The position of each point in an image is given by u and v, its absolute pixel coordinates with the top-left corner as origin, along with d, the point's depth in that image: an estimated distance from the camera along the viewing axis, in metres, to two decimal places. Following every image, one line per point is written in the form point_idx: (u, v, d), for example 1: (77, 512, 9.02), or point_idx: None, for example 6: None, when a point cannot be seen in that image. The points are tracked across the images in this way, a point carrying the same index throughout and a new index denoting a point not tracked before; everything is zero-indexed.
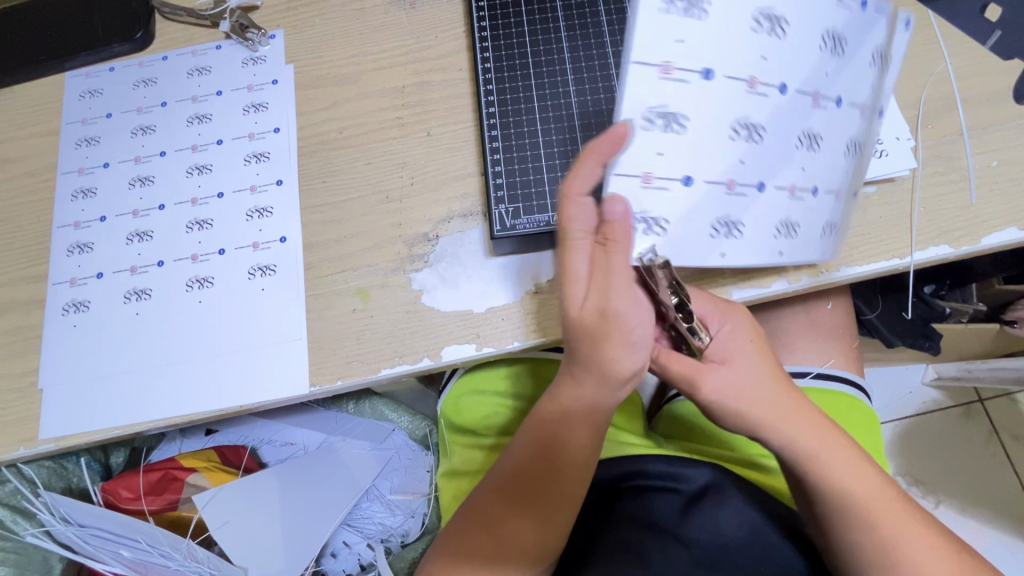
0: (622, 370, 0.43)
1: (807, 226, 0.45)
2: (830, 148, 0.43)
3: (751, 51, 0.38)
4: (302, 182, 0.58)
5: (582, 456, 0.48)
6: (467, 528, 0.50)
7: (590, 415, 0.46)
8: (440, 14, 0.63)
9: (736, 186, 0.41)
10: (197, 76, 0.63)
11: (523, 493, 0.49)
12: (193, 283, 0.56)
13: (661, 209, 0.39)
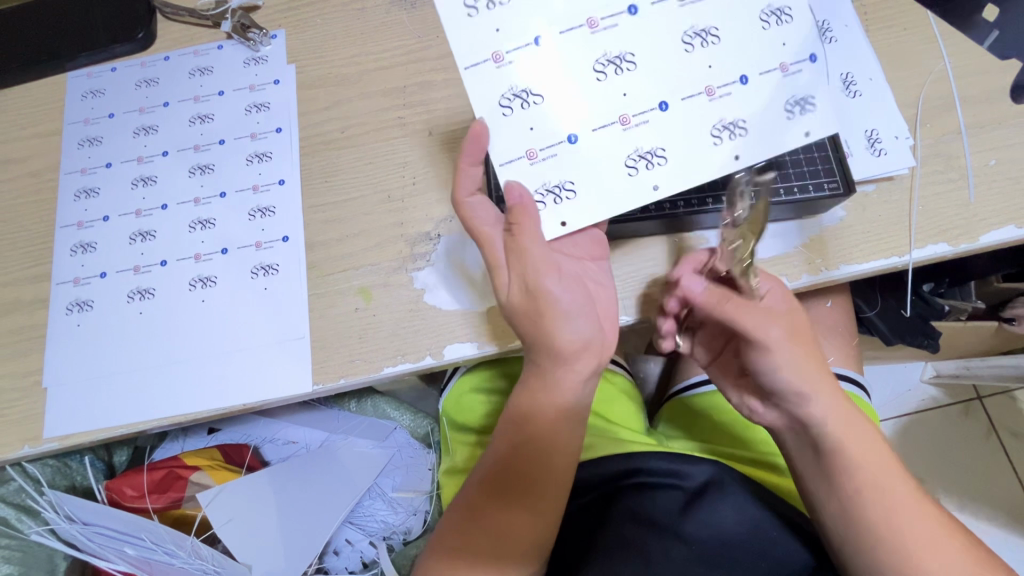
0: (565, 343, 0.47)
1: (758, 114, 0.44)
2: (729, 36, 0.43)
3: (574, 2, 0.43)
4: (305, 181, 0.59)
5: (560, 440, 0.50)
6: (459, 528, 0.50)
7: (555, 396, 0.48)
8: (441, 14, 0.63)
9: (631, 116, 0.44)
10: (199, 77, 0.64)
11: (511, 484, 0.49)
12: (196, 283, 0.56)
13: (556, 172, 0.44)
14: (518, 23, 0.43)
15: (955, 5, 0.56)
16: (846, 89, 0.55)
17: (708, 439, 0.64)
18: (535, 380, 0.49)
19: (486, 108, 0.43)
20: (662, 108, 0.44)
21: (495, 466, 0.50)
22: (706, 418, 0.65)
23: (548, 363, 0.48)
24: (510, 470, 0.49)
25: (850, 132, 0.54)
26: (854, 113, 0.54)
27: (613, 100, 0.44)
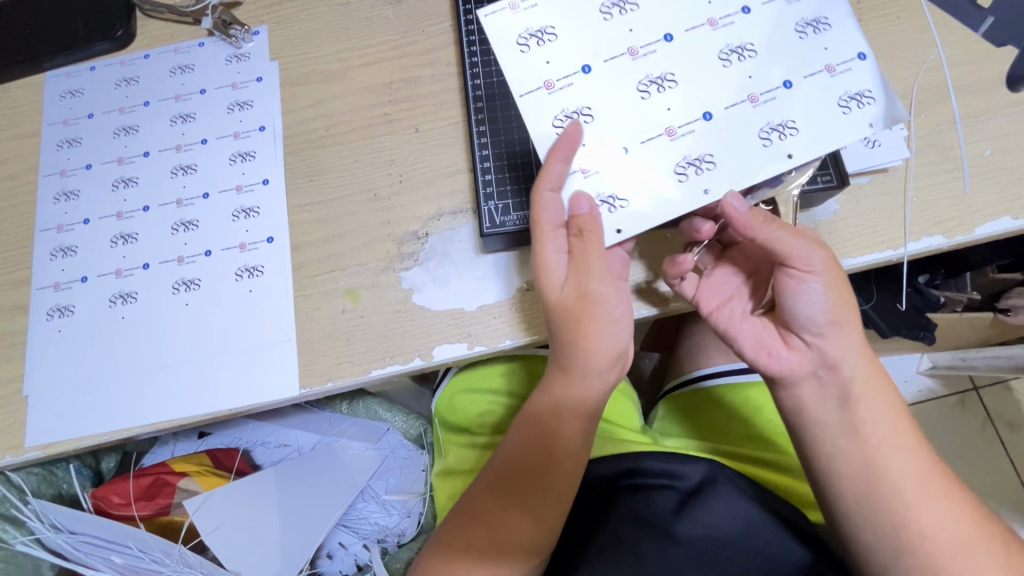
0: (602, 350, 0.46)
1: (811, 112, 0.43)
2: (767, 50, 0.45)
3: (613, 35, 0.45)
4: (290, 181, 0.57)
5: (574, 447, 0.49)
6: (465, 529, 0.48)
7: (582, 405, 0.47)
8: (426, 7, 0.62)
9: (677, 128, 0.44)
10: (180, 75, 0.62)
11: (522, 486, 0.48)
12: (179, 286, 0.55)
13: (610, 184, 0.45)
14: (567, 56, 0.45)
15: None
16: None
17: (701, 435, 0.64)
18: (561, 385, 0.47)
19: (542, 129, 0.45)
20: (706, 119, 0.44)
21: (510, 466, 0.49)
22: (699, 414, 0.65)
23: (577, 367, 0.46)
24: (525, 471, 0.48)
25: None
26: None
27: (657, 113, 0.44)
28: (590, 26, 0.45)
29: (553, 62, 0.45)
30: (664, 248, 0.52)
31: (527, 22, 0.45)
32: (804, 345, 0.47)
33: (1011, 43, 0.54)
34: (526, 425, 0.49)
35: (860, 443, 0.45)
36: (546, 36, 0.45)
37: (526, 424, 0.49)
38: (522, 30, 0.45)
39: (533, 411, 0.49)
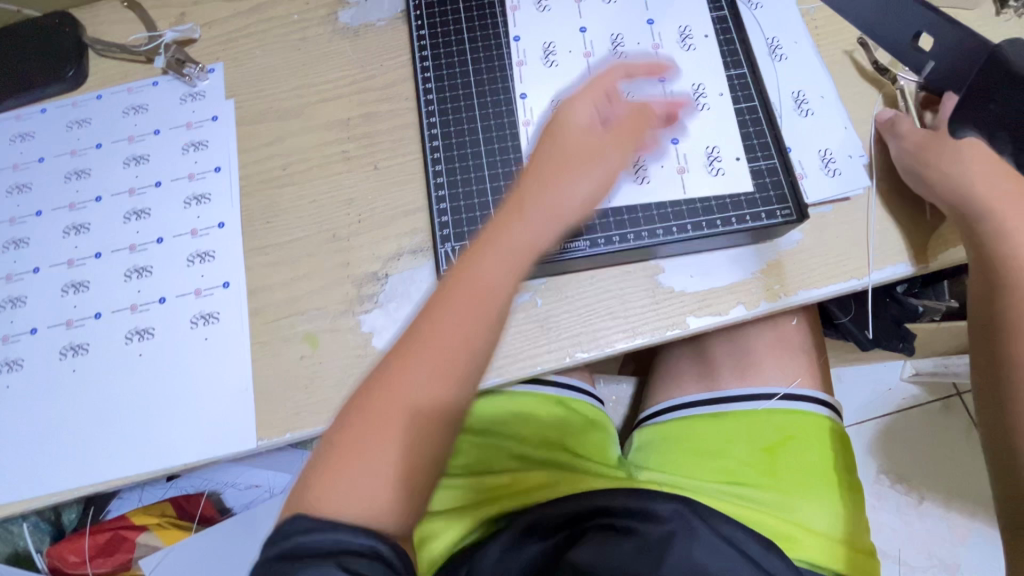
0: (561, 203, 0.46)
1: (682, 14, 0.56)
2: (619, 26, 0.57)
3: None
4: (245, 222, 0.56)
5: (494, 309, 0.44)
6: (382, 405, 0.41)
7: (513, 257, 0.44)
8: (385, 42, 0.61)
9: (670, 98, 0.54)
10: (133, 115, 0.61)
11: (432, 368, 0.42)
12: (132, 336, 0.53)
13: (697, 151, 0.52)
14: None
15: None
16: (798, 108, 0.54)
17: (694, 474, 0.61)
18: (494, 237, 0.45)
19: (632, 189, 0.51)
20: (664, 79, 0.54)
21: (416, 346, 0.43)
22: (675, 452, 0.63)
23: (499, 233, 0.45)
24: (438, 350, 0.42)
25: (803, 152, 0.53)
26: (813, 130, 0.54)
27: None
28: None
29: None
30: (626, 284, 0.51)
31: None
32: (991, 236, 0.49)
33: None
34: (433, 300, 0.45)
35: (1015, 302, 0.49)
36: None
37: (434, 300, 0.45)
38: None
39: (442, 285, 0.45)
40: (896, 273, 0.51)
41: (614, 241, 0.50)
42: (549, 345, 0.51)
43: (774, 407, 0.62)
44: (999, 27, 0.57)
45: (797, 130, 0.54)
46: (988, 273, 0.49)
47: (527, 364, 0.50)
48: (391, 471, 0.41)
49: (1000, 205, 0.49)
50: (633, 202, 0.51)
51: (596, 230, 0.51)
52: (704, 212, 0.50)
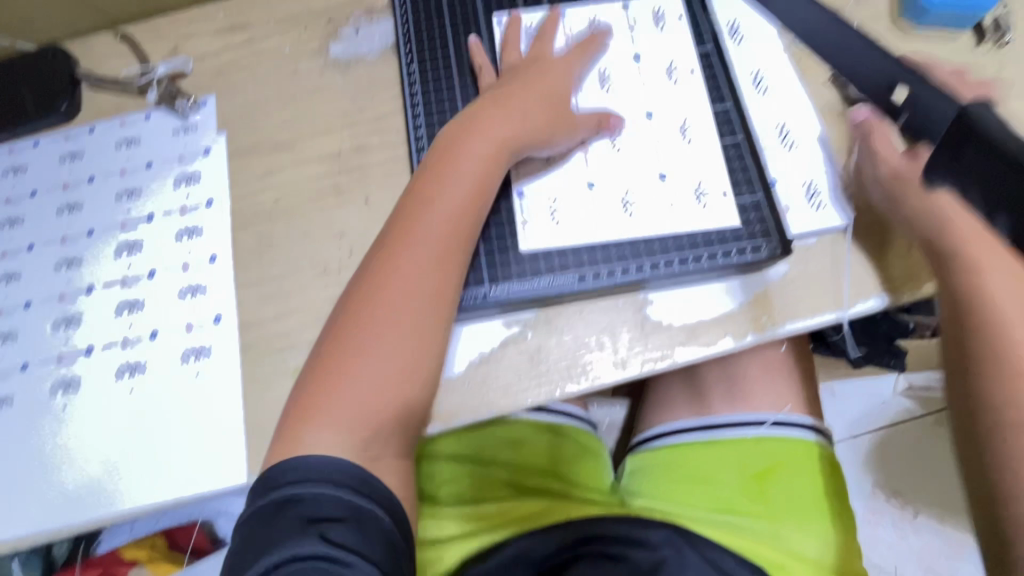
0: (508, 124, 0.53)
1: (669, 48, 0.58)
2: (610, 60, 0.58)
3: (577, 166, 0.55)
4: (237, 256, 0.56)
5: (451, 214, 0.50)
6: (354, 313, 0.47)
7: (467, 168, 0.51)
8: (376, 74, 0.62)
9: (660, 133, 0.55)
10: (126, 148, 0.61)
11: (385, 292, 0.47)
12: (123, 372, 0.54)
13: (687, 187, 0.54)
14: (576, 194, 0.54)
15: None
16: (782, 140, 0.55)
17: (685, 501, 0.61)
18: (449, 155, 0.51)
19: (625, 224, 0.53)
20: (650, 116, 0.56)
21: (367, 275, 0.49)
22: (668, 480, 0.63)
23: (441, 170, 0.51)
24: (391, 275, 0.48)
25: (789, 185, 0.54)
26: (798, 162, 0.55)
27: (641, 145, 0.55)
28: (560, 174, 0.55)
29: (580, 204, 0.54)
30: (615, 316, 0.52)
31: (540, 213, 0.54)
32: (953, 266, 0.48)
33: None
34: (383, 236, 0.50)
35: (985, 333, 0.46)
36: (561, 203, 0.54)
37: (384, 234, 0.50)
38: (543, 216, 0.54)
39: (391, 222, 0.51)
40: (866, 307, 0.51)
41: (604, 275, 0.52)
42: (539, 378, 0.51)
43: (763, 434, 0.62)
44: (976, 58, 0.58)
45: (784, 163, 0.55)
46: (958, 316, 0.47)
47: (517, 397, 0.51)
48: (360, 392, 0.46)
49: (972, 248, 0.48)
50: (622, 237, 0.53)
51: (585, 263, 0.52)
52: (690, 247, 0.52)
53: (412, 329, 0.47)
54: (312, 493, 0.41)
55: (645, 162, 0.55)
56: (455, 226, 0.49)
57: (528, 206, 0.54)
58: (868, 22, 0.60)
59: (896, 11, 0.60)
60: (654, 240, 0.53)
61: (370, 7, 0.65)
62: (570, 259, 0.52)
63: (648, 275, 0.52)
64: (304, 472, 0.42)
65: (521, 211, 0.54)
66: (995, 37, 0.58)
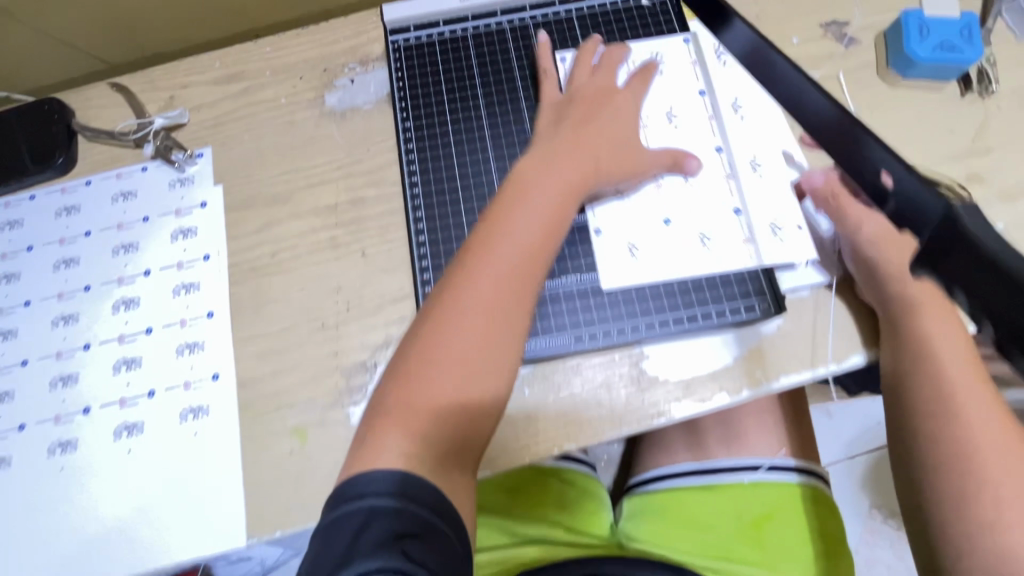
0: (588, 139, 0.53)
1: (724, 86, 0.60)
2: (677, 97, 0.60)
3: (652, 204, 0.56)
4: (234, 312, 0.57)
5: (541, 223, 0.49)
6: (442, 316, 0.46)
7: (554, 179, 0.51)
8: (371, 125, 0.63)
9: (730, 168, 0.57)
10: (122, 202, 0.61)
11: (473, 303, 0.46)
12: (121, 432, 0.54)
13: (765, 221, 0.55)
14: (652, 233, 0.55)
15: (864, 106, 0.60)
16: (752, 169, 0.56)
17: (684, 545, 0.62)
18: (534, 165, 0.52)
19: (705, 262, 0.54)
20: (719, 151, 0.57)
21: (454, 281, 0.47)
22: (667, 523, 0.64)
23: (523, 183, 0.51)
24: (479, 284, 0.47)
25: (765, 221, 0.55)
26: (768, 192, 0.56)
27: (714, 182, 0.56)
28: (636, 212, 0.56)
29: (658, 244, 0.55)
30: (610, 372, 0.52)
31: (617, 253, 0.55)
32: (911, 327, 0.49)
33: (920, 151, 0.58)
34: (468, 243, 0.50)
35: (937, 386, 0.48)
36: (638, 243, 0.55)
37: (470, 242, 0.49)
38: (622, 255, 0.55)
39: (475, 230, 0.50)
40: (853, 362, 0.52)
41: (598, 337, 0.53)
42: (538, 436, 0.51)
43: (758, 479, 0.63)
44: (964, 108, 0.59)
45: (759, 195, 0.55)
46: (896, 386, 0.50)
47: (515, 456, 0.51)
48: (440, 402, 0.44)
49: (913, 317, 0.49)
50: (617, 296, 0.54)
51: (581, 325, 0.53)
52: (684, 306, 0.53)
53: (500, 343, 0.46)
54: (381, 508, 0.39)
55: (639, 219, 0.55)
56: (544, 237, 0.49)
57: (608, 245, 0.55)
58: (855, 74, 0.61)
59: (883, 62, 0.61)
60: (649, 297, 0.54)
61: (365, 57, 0.65)
62: (566, 322, 0.53)
63: (643, 334, 0.52)
64: (376, 484, 0.40)
65: (599, 249, 0.55)
66: (980, 87, 0.59)
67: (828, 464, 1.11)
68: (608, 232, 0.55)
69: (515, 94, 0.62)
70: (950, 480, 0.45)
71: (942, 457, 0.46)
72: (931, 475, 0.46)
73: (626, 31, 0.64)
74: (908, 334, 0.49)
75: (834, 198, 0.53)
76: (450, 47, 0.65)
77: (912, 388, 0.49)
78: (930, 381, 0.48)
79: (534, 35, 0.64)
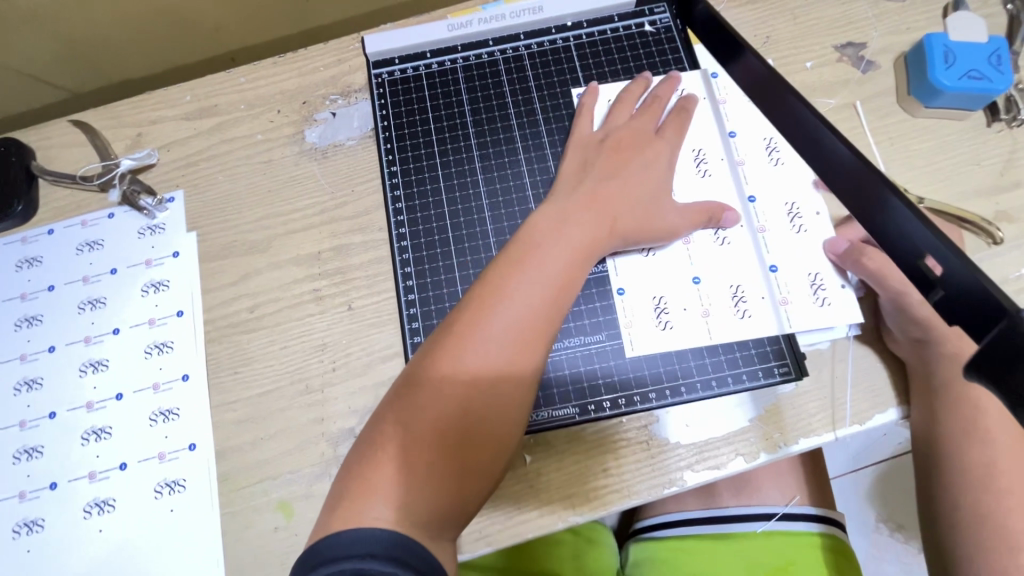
0: (608, 187, 0.50)
1: (755, 128, 0.56)
2: (709, 140, 0.56)
3: (679, 260, 0.52)
4: (211, 374, 0.53)
5: (552, 273, 0.45)
6: (441, 373, 0.42)
7: (567, 230, 0.47)
8: (355, 163, 0.58)
9: (763, 221, 0.53)
10: (88, 252, 0.57)
11: (477, 359, 0.42)
12: (91, 509, 0.50)
13: (798, 283, 0.51)
14: (683, 293, 0.51)
15: (883, 138, 0.56)
16: (791, 223, 0.53)
17: None
18: (549, 214, 0.49)
19: (736, 326, 0.50)
20: (752, 201, 0.54)
21: (459, 330, 0.43)
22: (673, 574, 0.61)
23: (535, 232, 0.47)
24: (483, 338, 0.42)
25: (792, 275, 0.51)
26: (805, 249, 0.52)
27: (744, 236, 0.53)
28: (660, 268, 0.52)
29: (687, 304, 0.51)
30: (618, 437, 0.48)
31: (644, 315, 0.51)
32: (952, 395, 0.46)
33: (946, 187, 0.54)
34: (475, 288, 0.45)
35: (969, 450, 0.46)
36: (667, 302, 0.51)
37: (478, 288, 0.45)
38: (650, 318, 0.51)
39: (483, 275, 0.46)
40: (883, 420, 0.48)
41: (605, 407, 0.49)
42: (540, 508, 0.47)
43: (771, 529, 0.60)
44: (991, 139, 0.55)
45: (787, 247, 0.52)
46: (938, 457, 0.47)
47: (516, 533, 0.46)
48: (431, 470, 0.39)
49: (966, 390, 0.46)
50: (625, 362, 0.50)
51: (586, 395, 0.49)
52: (701, 374, 0.49)
53: (507, 409, 0.42)
54: (367, 571, 0.33)
55: (656, 278, 0.52)
56: (555, 290, 0.45)
57: (632, 307, 0.51)
58: (874, 102, 0.57)
59: (905, 88, 0.57)
60: (666, 365, 0.50)
61: (347, 87, 0.61)
62: (570, 393, 0.49)
63: (656, 403, 0.49)
64: (362, 542, 0.35)
65: (623, 312, 0.51)
66: (1008, 117, 0.55)
67: (832, 476, 0.98)
68: (631, 292, 0.52)
69: (510, 133, 0.58)
70: (979, 548, 0.45)
71: (967, 525, 0.46)
72: (980, 559, 0.44)
73: (628, 62, 0.60)
74: (958, 405, 0.46)
75: (867, 259, 0.49)
76: (438, 80, 0.60)
77: (956, 462, 0.46)
78: (978, 456, 0.46)
79: (530, 67, 0.60)
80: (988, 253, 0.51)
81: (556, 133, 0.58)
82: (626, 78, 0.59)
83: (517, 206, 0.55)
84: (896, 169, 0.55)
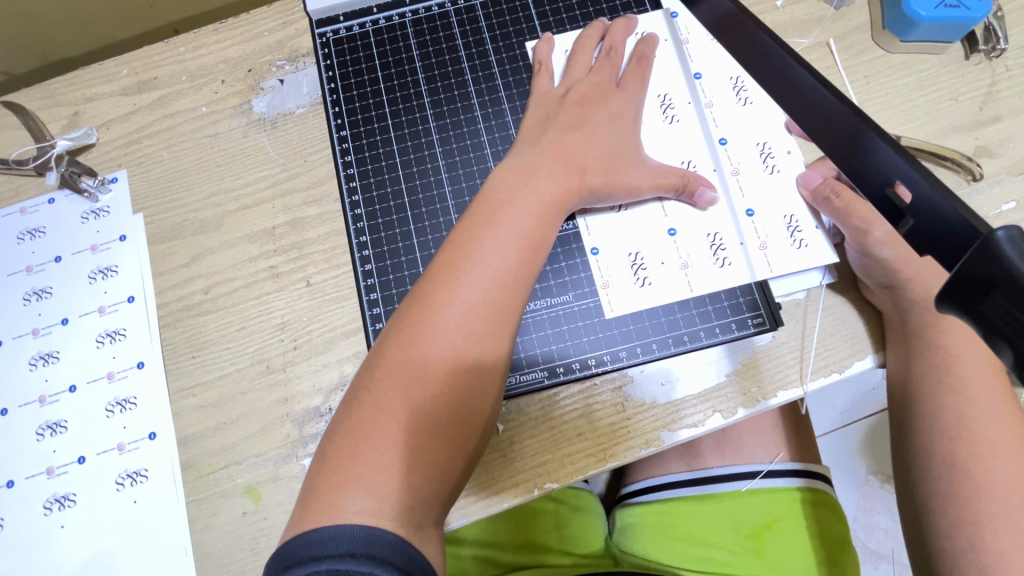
0: (573, 141, 0.47)
1: (720, 66, 0.53)
2: (677, 85, 0.53)
3: (652, 212, 0.50)
4: (167, 360, 0.50)
5: (520, 235, 0.43)
6: (410, 348, 0.39)
7: (533, 189, 0.45)
8: (307, 133, 0.55)
9: (735, 163, 0.51)
10: (29, 240, 0.54)
11: (448, 332, 0.40)
12: (51, 505, 0.48)
13: (774, 228, 0.49)
14: (659, 245, 0.49)
15: (858, 77, 0.53)
16: (764, 163, 0.51)
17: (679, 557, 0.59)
18: (513, 172, 0.46)
19: (710, 275, 0.48)
20: (723, 144, 0.51)
21: (424, 304, 0.41)
22: (660, 537, 0.60)
23: (500, 193, 0.45)
24: (452, 310, 0.40)
25: (769, 220, 0.49)
26: (780, 190, 0.50)
27: (716, 179, 0.51)
28: (632, 224, 0.50)
29: (664, 257, 0.49)
30: (591, 401, 0.47)
31: (620, 272, 0.49)
32: (929, 340, 0.45)
33: (923, 124, 0.52)
34: (438, 260, 0.43)
35: (943, 398, 0.45)
36: (644, 256, 0.49)
37: (442, 260, 0.43)
38: (626, 274, 0.49)
39: (446, 246, 0.43)
40: (861, 368, 0.47)
41: (575, 369, 0.47)
42: (517, 478, 0.45)
43: (756, 487, 0.59)
44: (970, 71, 0.52)
45: (760, 191, 0.50)
46: (914, 404, 0.46)
47: (494, 504, 0.45)
48: (411, 453, 0.37)
49: (944, 335, 0.45)
50: (599, 319, 0.48)
51: (554, 358, 0.48)
52: (672, 327, 0.48)
53: (482, 381, 0.40)
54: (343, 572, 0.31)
55: (629, 234, 0.50)
56: (525, 253, 0.43)
57: (606, 265, 0.49)
58: (848, 39, 0.54)
59: (880, 23, 0.54)
60: (644, 319, 0.48)
61: (294, 52, 0.57)
62: (538, 356, 0.48)
63: (632, 362, 0.47)
64: (334, 543, 0.33)
65: (599, 271, 0.49)
66: (987, 47, 0.52)
67: (819, 435, 0.97)
68: (605, 250, 0.50)
69: (465, 89, 0.55)
70: (955, 496, 0.43)
71: (942, 472, 0.44)
72: (957, 506, 0.43)
73: (588, 7, 0.56)
74: (935, 349, 0.45)
75: (836, 197, 0.47)
76: (387, 37, 0.57)
77: (932, 408, 0.45)
78: (952, 403, 0.44)
79: (483, 18, 0.57)
80: (968, 191, 0.50)
81: (513, 87, 0.55)
82: (585, 24, 0.56)
83: (474, 165, 0.53)
84: (872, 110, 0.52)
